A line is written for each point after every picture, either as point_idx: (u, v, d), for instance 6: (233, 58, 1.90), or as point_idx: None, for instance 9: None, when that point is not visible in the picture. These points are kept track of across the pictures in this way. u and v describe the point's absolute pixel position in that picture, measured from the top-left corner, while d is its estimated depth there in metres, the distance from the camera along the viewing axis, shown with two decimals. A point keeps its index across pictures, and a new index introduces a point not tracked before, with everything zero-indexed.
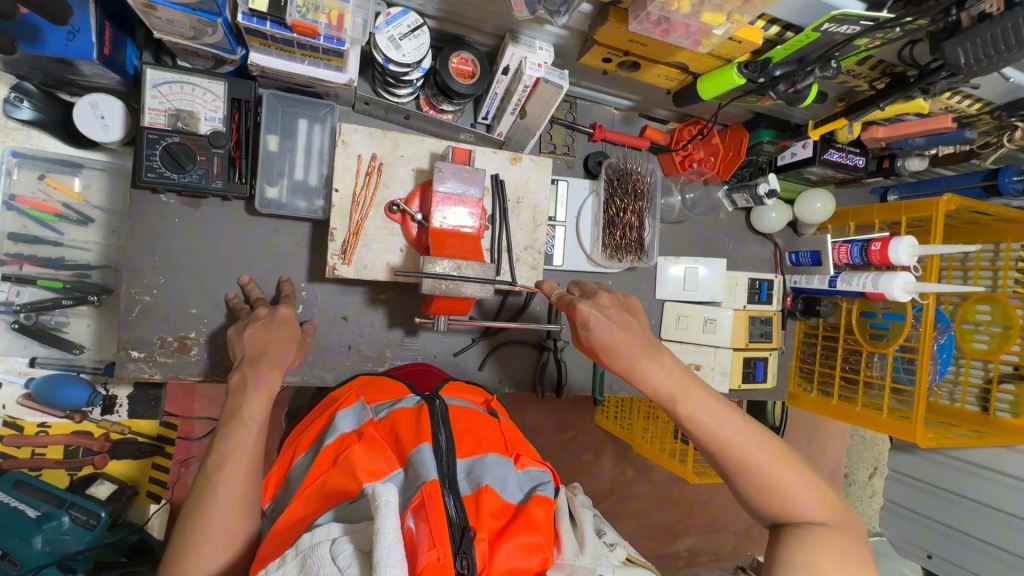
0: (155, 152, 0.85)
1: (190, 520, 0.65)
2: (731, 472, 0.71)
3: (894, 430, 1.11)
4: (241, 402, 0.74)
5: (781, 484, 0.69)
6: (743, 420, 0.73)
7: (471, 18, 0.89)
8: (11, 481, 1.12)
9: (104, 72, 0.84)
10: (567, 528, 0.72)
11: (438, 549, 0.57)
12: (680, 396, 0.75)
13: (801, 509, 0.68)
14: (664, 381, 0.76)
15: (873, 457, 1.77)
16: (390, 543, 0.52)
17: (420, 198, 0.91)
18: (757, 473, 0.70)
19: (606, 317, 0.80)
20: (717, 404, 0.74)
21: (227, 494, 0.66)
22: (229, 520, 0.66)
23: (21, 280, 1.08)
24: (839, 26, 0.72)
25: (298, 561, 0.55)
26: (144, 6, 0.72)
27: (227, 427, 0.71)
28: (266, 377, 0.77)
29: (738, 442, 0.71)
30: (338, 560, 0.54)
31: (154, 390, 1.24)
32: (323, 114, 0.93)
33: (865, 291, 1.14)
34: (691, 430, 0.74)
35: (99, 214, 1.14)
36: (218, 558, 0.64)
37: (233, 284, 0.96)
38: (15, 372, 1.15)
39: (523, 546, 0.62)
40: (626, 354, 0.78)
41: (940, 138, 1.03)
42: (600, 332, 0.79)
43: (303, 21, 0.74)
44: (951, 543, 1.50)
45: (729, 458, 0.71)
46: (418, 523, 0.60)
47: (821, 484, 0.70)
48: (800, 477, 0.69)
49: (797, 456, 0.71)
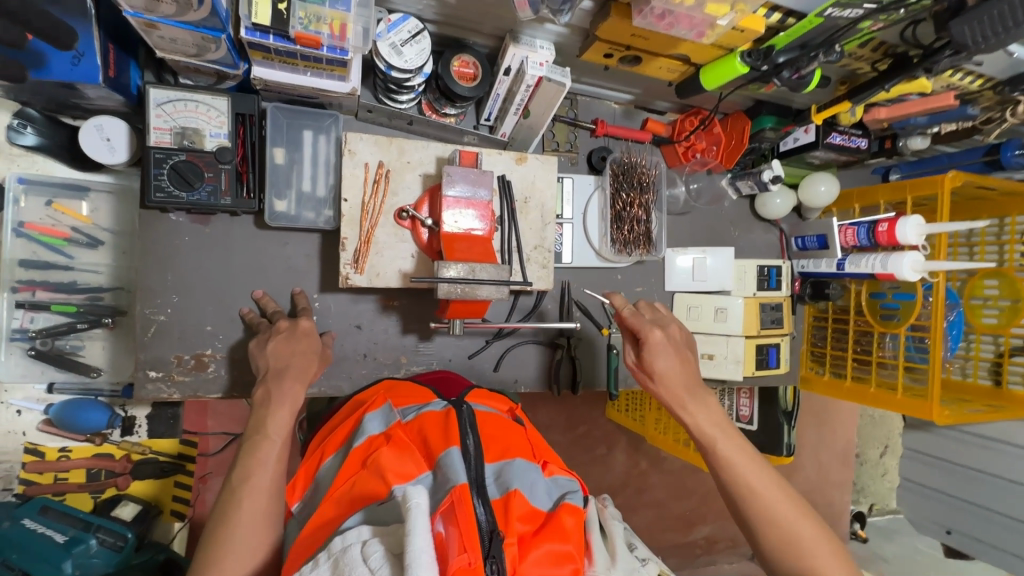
0: (162, 172, 0.85)
1: (213, 534, 0.66)
2: (754, 521, 0.74)
3: (909, 409, 1.11)
4: (266, 416, 0.74)
5: (804, 541, 0.72)
6: (774, 474, 0.77)
7: (471, 20, 0.89)
8: (36, 507, 1.11)
9: (109, 94, 0.84)
10: (597, 538, 0.72)
11: (469, 553, 0.57)
12: (721, 439, 0.80)
13: (819, 569, 0.71)
14: (706, 421, 0.82)
15: (884, 435, 1.84)
16: (420, 546, 0.52)
17: (428, 203, 0.91)
18: (781, 525, 0.73)
19: (665, 351, 0.87)
20: (752, 452, 0.79)
21: (250, 507, 0.67)
22: (254, 532, 0.66)
23: (34, 306, 1.07)
24: (842, 10, 0.73)
25: (331, 565, 0.56)
26: (144, 25, 0.71)
27: (253, 439, 0.72)
28: (289, 392, 0.78)
29: (770, 496, 0.75)
30: (370, 562, 0.54)
31: (171, 409, 1.23)
32: (327, 124, 0.92)
33: (874, 272, 1.15)
34: (724, 473, 0.78)
35: (109, 236, 1.14)
36: (241, 567, 0.65)
37: (248, 299, 0.96)
38: (34, 399, 1.15)
39: (554, 554, 0.62)
40: (676, 388, 0.85)
41: (943, 116, 1.03)
42: (654, 362, 0.87)
43: (305, 33, 0.74)
44: (965, 515, 1.52)
45: (758, 506, 0.74)
46: (447, 527, 0.60)
47: (841, 552, 0.73)
48: (822, 540, 0.72)
49: (822, 522, 0.74)
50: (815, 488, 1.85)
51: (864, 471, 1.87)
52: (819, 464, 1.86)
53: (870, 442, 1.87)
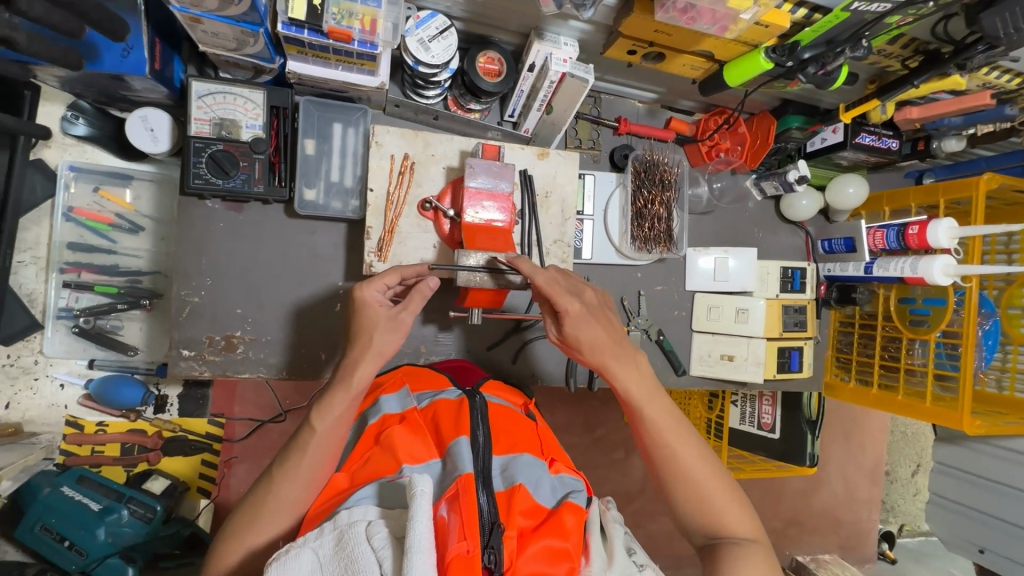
0: (201, 160, 0.89)
1: (258, 495, 0.73)
2: (672, 480, 0.79)
3: (938, 418, 1.08)
4: (323, 402, 0.75)
5: (714, 497, 0.77)
6: (693, 436, 0.81)
7: (497, 18, 0.91)
8: (75, 476, 1.14)
9: (155, 86, 0.89)
10: (597, 539, 0.71)
11: (468, 541, 0.59)
12: (645, 401, 0.81)
13: (727, 524, 0.76)
14: (630, 385, 0.82)
15: (915, 454, 1.88)
16: (421, 531, 0.55)
17: (451, 195, 0.94)
18: (695, 482, 0.78)
19: (591, 318, 0.82)
20: (674, 414, 0.82)
21: (286, 482, 0.72)
22: (287, 504, 0.72)
23: (80, 287, 1.15)
24: (868, 4, 0.74)
25: (336, 535, 0.60)
26: (190, 20, 0.76)
27: (304, 424, 0.75)
28: (352, 380, 0.75)
29: (687, 456, 0.79)
30: (373, 541, 0.58)
31: (201, 390, 1.29)
32: (356, 118, 0.96)
33: (903, 276, 1.12)
34: (647, 433, 0.81)
35: (149, 223, 1.19)
36: (271, 531, 0.71)
37: (277, 285, 1.00)
38: (76, 374, 1.21)
39: (551, 551, 0.64)
40: (601, 354, 0.82)
41: (979, 116, 1.01)
42: (577, 331, 0.81)
43: (338, 27, 0.78)
44: (988, 531, 1.41)
45: (675, 464, 0.79)
46: (451, 513, 0.63)
47: (749, 506, 0.78)
48: (731, 495, 0.78)
49: (733, 480, 0.80)
50: (841, 504, 1.83)
51: (895, 490, 1.89)
52: (845, 480, 1.83)
53: (902, 460, 1.89)
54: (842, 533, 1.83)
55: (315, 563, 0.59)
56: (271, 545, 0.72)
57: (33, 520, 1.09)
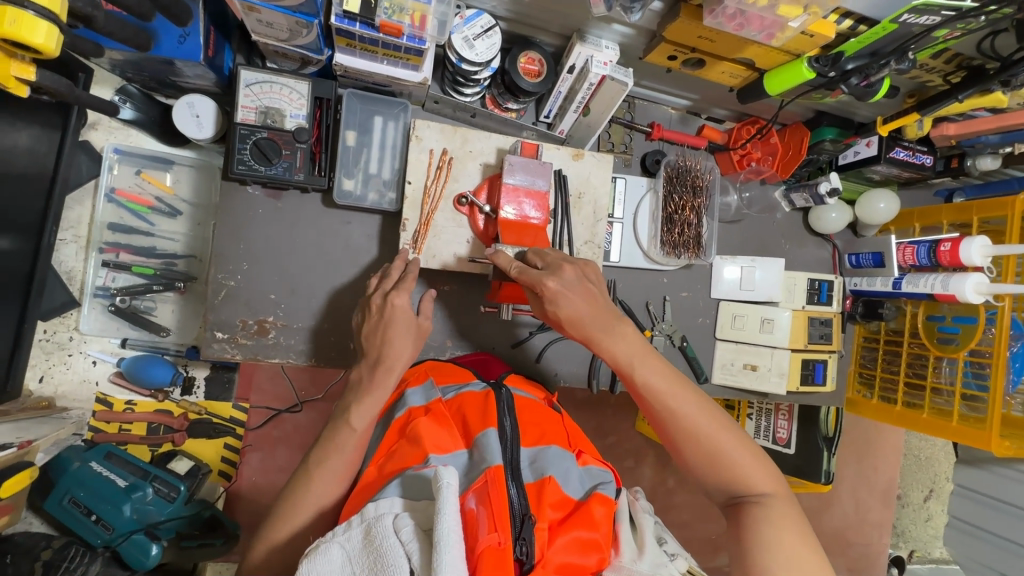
0: (245, 146, 0.91)
1: (293, 487, 0.75)
2: (682, 442, 0.78)
3: (963, 437, 1.07)
4: (352, 404, 0.76)
5: (727, 455, 0.77)
6: (693, 393, 0.80)
7: (541, 19, 0.93)
8: (102, 453, 1.16)
9: (205, 72, 0.92)
10: (626, 531, 0.72)
11: (499, 533, 0.59)
12: (638, 362, 0.80)
13: (746, 479, 0.76)
14: (622, 348, 0.80)
15: (928, 479, 1.85)
16: (449, 524, 0.55)
17: (487, 191, 0.95)
18: (704, 441, 0.77)
19: (570, 293, 0.78)
20: (670, 373, 0.80)
21: (319, 477, 0.74)
22: (319, 499, 0.74)
23: (118, 266, 1.18)
24: (919, 16, 0.74)
25: (363, 529, 0.60)
26: (248, 8, 0.78)
27: (338, 424, 0.76)
28: (381, 384, 0.77)
29: (690, 413, 0.78)
30: (400, 534, 0.58)
31: (228, 373, 1.31)
32: (397, 112, 0.97)
33: (933, 292, 1.11)
34: (649, 398, 0.80)
35: (187, 207, 1.22)
36: (303, 523, 0.73)
37: (311, 272, 1.02)
38: (108, 352, 1.24)
39: (581, 542, 0.64)
40: (589, 324, 0.80)
41: (1016, 134, 1.00)
42: (562, 304, 0.79)
43: (389, 21, 0.79)
44: (1008, 558, 1.38)
45: (680, 424, 0.78)
46: (479, 505, 0.63)
47: (763, 456, 0.78)
48: (743, 447, 0.77)
49: (743, 432, 0.79)
50: (852, 525, 1.80)
51: (906, 514, 1.85)
52: (857, 501, 1.81)
53: (914, 485, 1.85)
54: (851, 555, 1.80)
55: (344, 557, 0.59)
56: (302, 537, 0.73)
57: (61, 493, 1.12)
